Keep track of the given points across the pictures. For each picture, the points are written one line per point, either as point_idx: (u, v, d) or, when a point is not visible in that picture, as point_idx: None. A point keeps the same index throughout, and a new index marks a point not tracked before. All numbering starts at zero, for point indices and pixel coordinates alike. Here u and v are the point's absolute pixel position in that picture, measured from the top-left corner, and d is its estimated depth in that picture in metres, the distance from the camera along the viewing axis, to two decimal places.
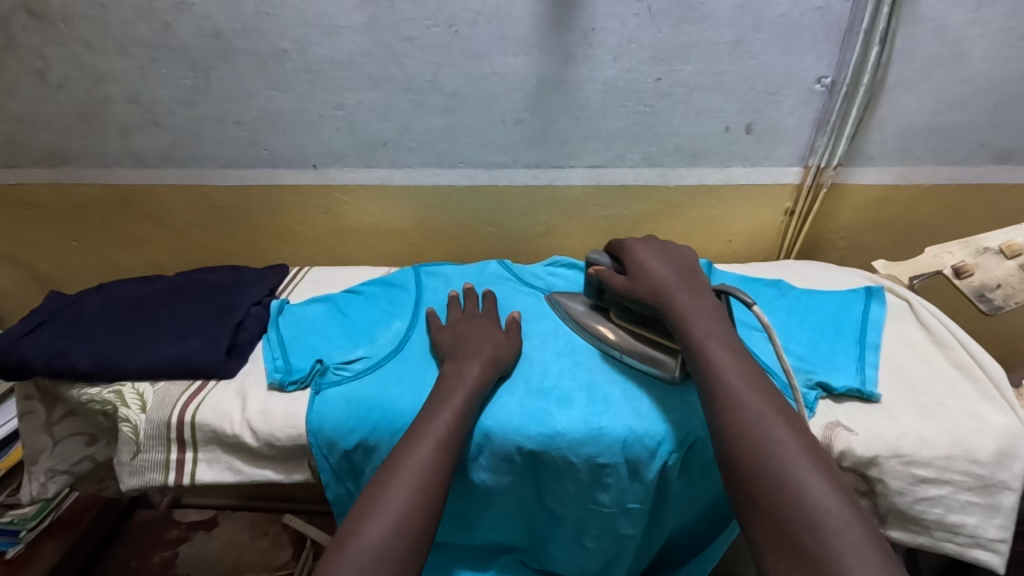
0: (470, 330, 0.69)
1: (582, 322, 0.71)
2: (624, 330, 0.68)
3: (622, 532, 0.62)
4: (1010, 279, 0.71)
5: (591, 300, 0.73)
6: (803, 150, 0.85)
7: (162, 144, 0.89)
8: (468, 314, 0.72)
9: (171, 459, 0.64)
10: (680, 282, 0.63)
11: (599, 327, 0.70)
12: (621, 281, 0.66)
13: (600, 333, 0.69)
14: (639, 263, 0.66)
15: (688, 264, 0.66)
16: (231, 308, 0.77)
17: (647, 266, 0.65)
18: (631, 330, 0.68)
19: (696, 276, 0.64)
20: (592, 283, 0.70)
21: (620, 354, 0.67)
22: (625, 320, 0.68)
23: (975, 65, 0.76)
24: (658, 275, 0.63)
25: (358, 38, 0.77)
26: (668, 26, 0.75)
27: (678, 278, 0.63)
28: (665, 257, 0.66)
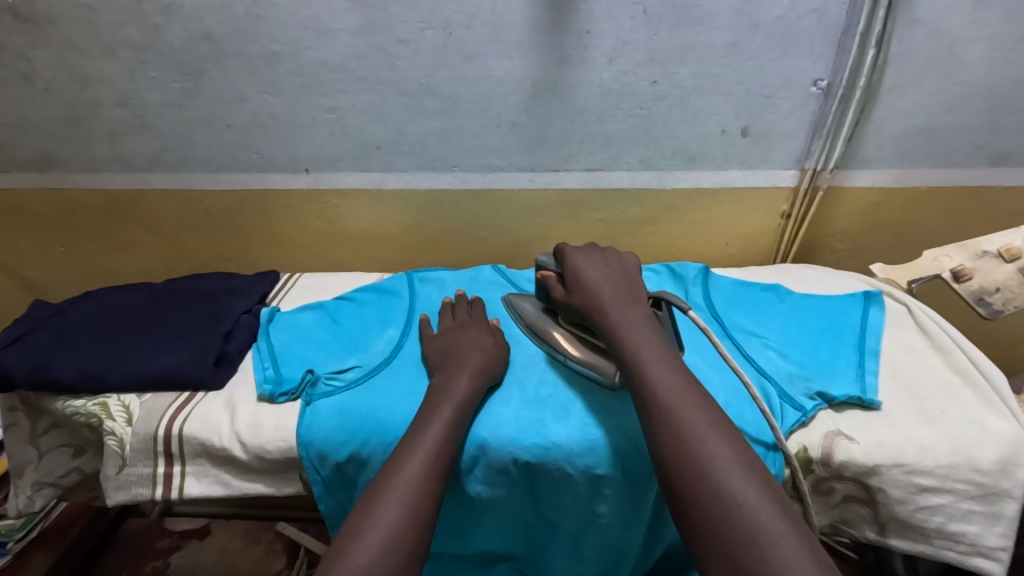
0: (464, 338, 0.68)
1: (532, 326, 0.71)
2: (569, 334, 0.68)
3: (620, 543, 0.61)
4: (1009, 283, 0.71)
5: (543, 304, 0.73)
6: (800, 153, 0.85)
7: (152, 148, 0.87)
8: (458, 321, 0.71)
9: (158, 473, 0.63)
10: (612, 291, 0.63)
11: (546, 331, 0.69)
12: (561, 292, 0.67)
13: (548, 335, 0.69)
14: (575, 271, 0.66)
15: (625, 273, 0.67)
16: (219, 317, 0.75)
17: (582, 274, 0.65)
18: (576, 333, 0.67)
19: (631, 284, 0.65)
20: (540, 287, 0.71)
21: (562, 357, 0.66)
22: (571, 323, 0.68)
23: (973, 67, 0.75)
24: (592, 283, 0.64)
25: (351, 41, 0.76)
26: (664, 29, 0.74)
27: (610, 286, 0.64)
28: (602, 266, 0.67)
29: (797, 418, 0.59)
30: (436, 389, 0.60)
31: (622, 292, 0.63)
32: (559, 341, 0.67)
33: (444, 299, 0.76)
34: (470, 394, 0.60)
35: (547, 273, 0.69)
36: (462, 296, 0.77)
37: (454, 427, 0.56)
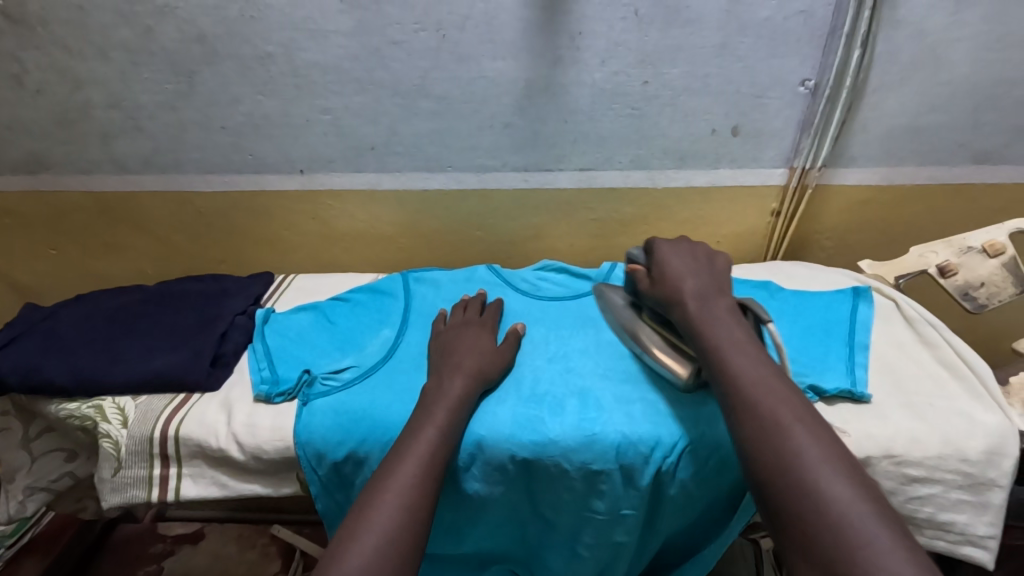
0: (461, 336, 0.68)
1: (620, 319, 0.70)
2: (654, 330, 0.66)
3: (616, 539, 0.62)
4: (993, 278, 0.73)
5: (632, 297, 0.71)
6: (789, 151, 0.86)
7: (145, 149, 0.87)
8: (466, 318, 0.72)
9: (155, 475, 0.63)
10: (698, 286, 0.61)
11: (631, 325, 0.69)
12: (646, 286, 0.66)
13: (632, 331, 0.68)
14: (660, 268, 0.65)
15: (714, 271, 0.65)
16: (215, 318, 0.75)
17: (666, 270, 0.64)
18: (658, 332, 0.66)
19: (720, 280, 0.63)
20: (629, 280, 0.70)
21: (644, 353, 0.66)
22: (655, 321, 0.66)
23: (956, 67, 0.77)
24: (678, 278, 0.63)
25: (346, 42, 0.76)
26: (655, 30, 0.75)
27: (696, 280, 0.62)
28: (689, 260, 0.65)
29: None
30: (435, 390, 0.60)
31: (707, 289, 0.62)
32: (641, 336, 0.67)
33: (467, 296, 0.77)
34: (468, 393, 0.60)
35: (637, 268, 0.68)
36: (483, 295, 0.77)
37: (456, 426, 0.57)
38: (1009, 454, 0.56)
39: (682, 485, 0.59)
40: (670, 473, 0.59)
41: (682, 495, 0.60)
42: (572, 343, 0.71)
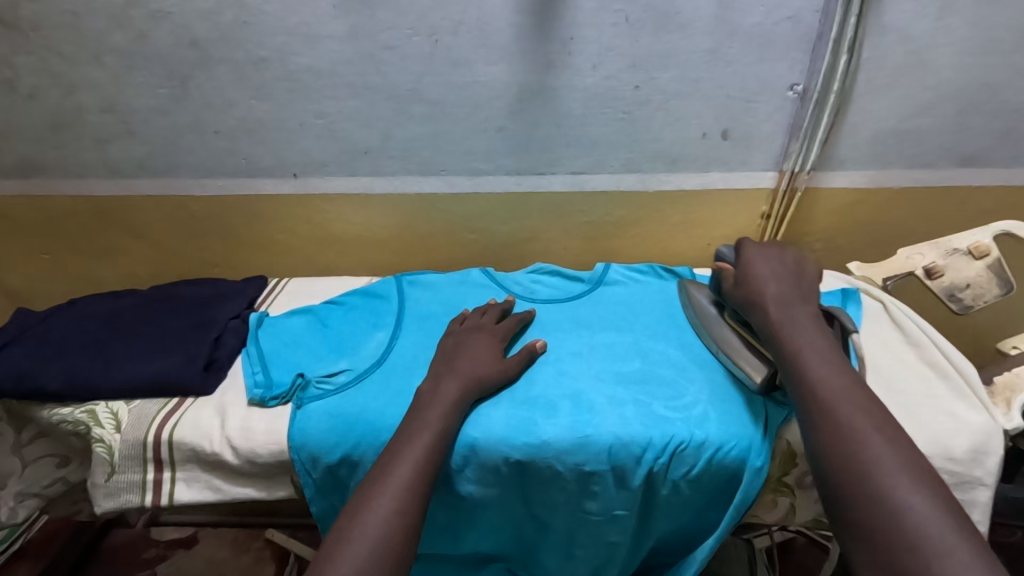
0: (457, 340, 0.69)
1: (700, 317, 0.73)
2: (733, 330, 0.69)
3: (610, 539, 0.62)
4: (978, 279, 0.74)
5: (717, 297, 0.74)
6: (779, 155, 0.87)
7: (138, 154, 0.87)
8: (481, 324, 0.72)
9: (148, 480, 0.63)
10: (782, 291, 0.64)
11: (711, 324, 0.71)
12: (730, 286, 0.69)
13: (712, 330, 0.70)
14: (745, 268, 0.68)
15: (800, 274, 0.67)
16: (209, 322, 0.75)
17: (752, 271, 0.67)
18: (740, 331, 0.68)
19: (806, 288, 0.65)
20: (716, 279, 0.72)
21: (719, 351, 0.68)
22: (737, 320, 0.69)
23: (942, 72, 0.78)
24: (766, 284, 0.65)
25: (339, 47, 0.77)
26: (646, 35, 0.76)
27: (784, 286, 0.64)
28: (776, 264, 0.67)
29: (781, 414, 0.61)
30: (428, 394, 0.61)
31: (790, 294, 0.64)
32: (719, 335, 0.69)
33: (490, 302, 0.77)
34: (462, 397, 0.61)
35: (724, 266, 0.71)
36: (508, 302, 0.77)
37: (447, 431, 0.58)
38: (993, 453, 0.57)
39: (674, 485, 0.60)
40: (662, 474, 0.59)
41: (675, 496, 0.60)
42: (566, 346, 0.72)
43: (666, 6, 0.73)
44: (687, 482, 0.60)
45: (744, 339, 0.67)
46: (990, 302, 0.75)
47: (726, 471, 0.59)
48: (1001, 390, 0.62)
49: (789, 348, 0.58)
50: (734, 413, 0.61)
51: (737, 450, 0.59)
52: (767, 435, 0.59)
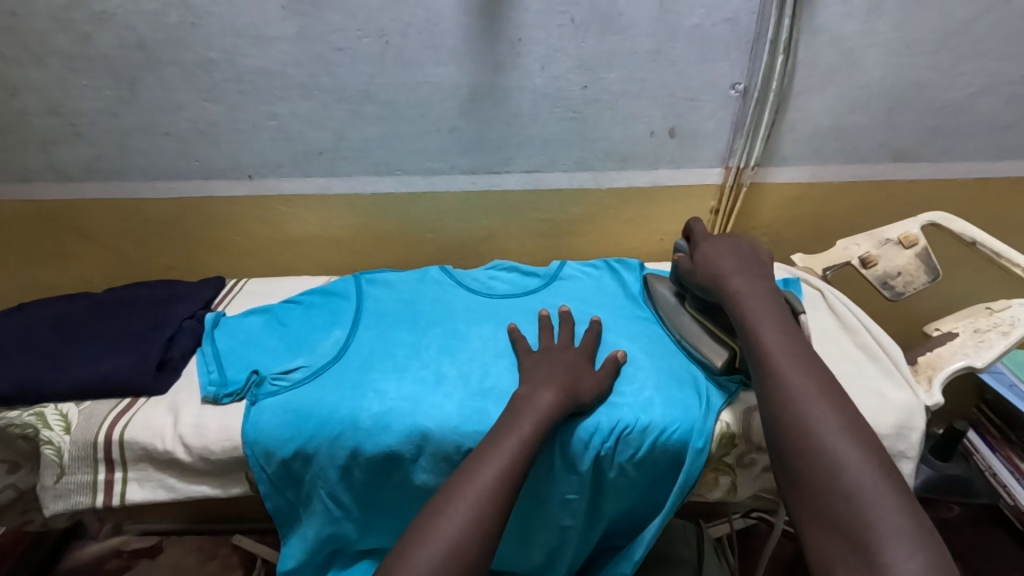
0: (535, 361, 0.67)
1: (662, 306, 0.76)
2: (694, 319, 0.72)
3: (562, 524, 0.64)
4: (908, 267, 0.77)
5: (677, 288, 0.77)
6: (724, 151, 0.90)
7: (87, 157, 0.86)
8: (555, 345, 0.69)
9: (99, 480, 0.63)
10: (734, 266, 0.68)
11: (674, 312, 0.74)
12: (687, 271, 0.72)
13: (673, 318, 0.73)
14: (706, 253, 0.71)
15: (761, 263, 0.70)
16: (162, 323, 0.75)
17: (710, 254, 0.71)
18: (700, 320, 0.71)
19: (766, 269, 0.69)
20: (675, 269, 0.75)
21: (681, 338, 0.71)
22: (698, 308, 0.72)
23: (872, 72, 0.82)
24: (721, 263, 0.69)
25: (290, 48, 0.78)
26: (591, 37, 0.78)
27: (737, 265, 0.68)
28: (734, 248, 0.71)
29: (720, 399, 0.64)
30: (523, 401, 0.59)
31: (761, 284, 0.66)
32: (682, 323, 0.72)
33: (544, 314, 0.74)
34: (554, 405, 0.59)
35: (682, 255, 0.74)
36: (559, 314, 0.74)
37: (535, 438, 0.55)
38: (917, 428, 0.61)
39: (621, 468, 0.62)
40: (609, 457, 0.61)
41: (622, 478, 0.63)
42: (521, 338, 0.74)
43: (609, 8, 0.76)
44: (634, 465, 0.62)
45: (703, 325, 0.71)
46: (919, 290, 0.77)
47: (669, 453, 0.62)
48: (924, 368, 0.66)
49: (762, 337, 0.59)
50: (676, 397, 0.64)
51: (679, 433, 0.61)
52: (706, 417, 0.62)
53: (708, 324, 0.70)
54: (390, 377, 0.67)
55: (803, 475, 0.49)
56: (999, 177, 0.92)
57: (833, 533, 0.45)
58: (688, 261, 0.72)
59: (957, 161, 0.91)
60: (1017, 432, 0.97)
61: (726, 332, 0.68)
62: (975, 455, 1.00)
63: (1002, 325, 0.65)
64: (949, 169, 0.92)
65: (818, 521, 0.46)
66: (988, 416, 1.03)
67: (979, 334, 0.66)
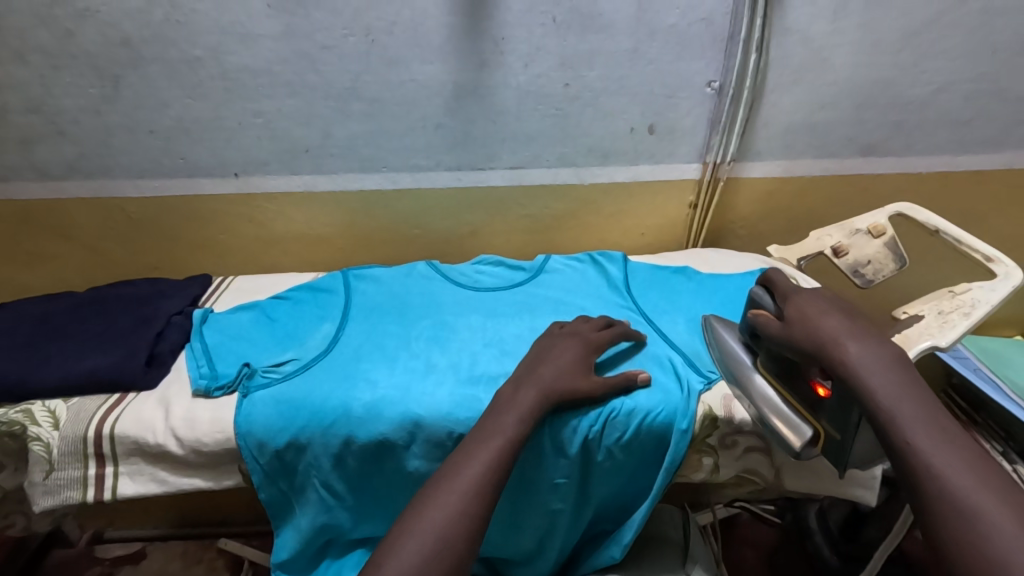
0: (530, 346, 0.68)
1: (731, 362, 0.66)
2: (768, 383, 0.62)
3: (553, 507, 0.66)
4: (877, 256, 0.81)
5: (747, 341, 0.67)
6: (701, 147, 0.93)
7: (69, 155, 0.86)
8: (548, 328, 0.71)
9: (90, 475, 0.63)
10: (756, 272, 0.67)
11: (743, 371, 0.64)
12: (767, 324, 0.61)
13: (743, 380, 0.64)
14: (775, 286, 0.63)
15: None
16: (150, 319, 0.75)
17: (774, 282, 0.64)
18: (776, 386, 0.61)
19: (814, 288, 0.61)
20: (749, 322, 0.64)
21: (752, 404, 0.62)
22: (774, 374, 0.62)
23: (839, 70, 0.86)
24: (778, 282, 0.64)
25: (275, 46, 0.78)
26: (572, 35, 0.81)
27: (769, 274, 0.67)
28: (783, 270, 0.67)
29: (701, 382, 0.67)
30: (515, 386, 0.61)
31: None
32: (755, 387, 0.62)
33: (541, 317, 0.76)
34: (545, 391, 0.60)
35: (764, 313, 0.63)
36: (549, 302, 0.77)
37: (523, 419, 0.57)
38: None
39: (608, 451, 0.64)
40: (597, 440, 0.63)
41: (609, 461, 0.65)
42: (508, 329, 0.76)
43: (588, 8, 0.79)
44: (620, 447, 0.64)
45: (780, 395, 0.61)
46: (888, 277, 0.80)
47: (654, 435, 0.64)
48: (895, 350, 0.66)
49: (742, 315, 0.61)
50: (658, 382, 0.66)
51: (663, 415, 0.63)
52: (689, 399, 0.64)
53: (785, 393, 0.60)
54: (380, 367, 0.68)
55: None
56: (959, 171, 0.97)
57: None
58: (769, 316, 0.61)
59: (921, 155, 0.95)
60: (980, 413, 1.03)
61: (807, 409, 0.58)
62: None
63: (963, 306, 0.68)
64: (913, 164, 0.96)
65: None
66: (955, 399, 1.08)
67: (943, 315, 0.68)
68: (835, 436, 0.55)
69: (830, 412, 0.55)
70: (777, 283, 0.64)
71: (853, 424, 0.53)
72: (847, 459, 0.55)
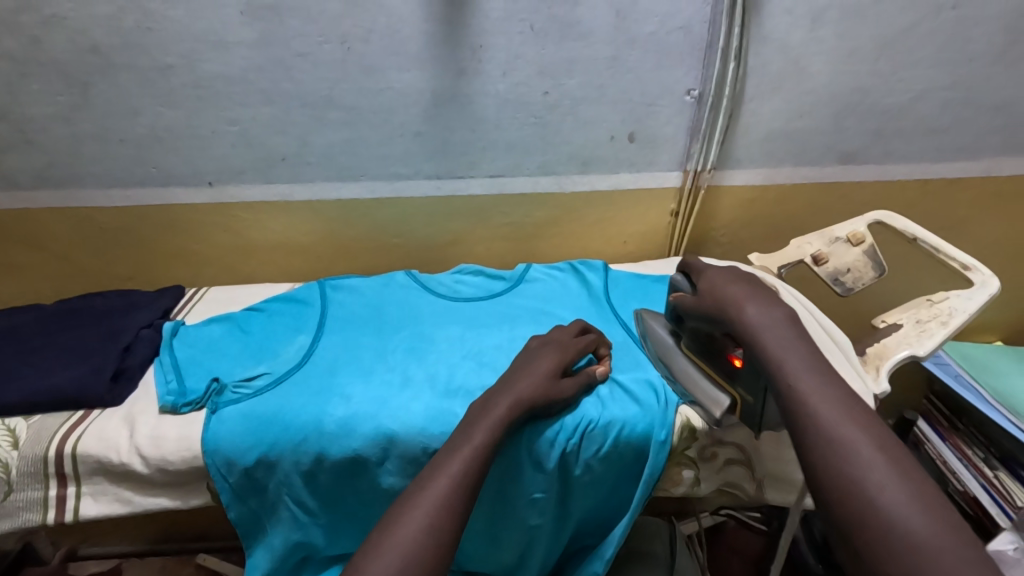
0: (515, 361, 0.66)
1: (662, 347, 0.69)
2: (693, 363, 0.65)
3: (531, 522, 0.65)
4: (857, 264, 0.81)
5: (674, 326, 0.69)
6: (682, 155, 0.92)
7: (38, 164, 0.84)
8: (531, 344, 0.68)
9: (50, 496, 0.61)
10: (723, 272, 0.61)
11: (673, 355, 0.67)
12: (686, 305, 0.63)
13: (671, 361, 0.67)
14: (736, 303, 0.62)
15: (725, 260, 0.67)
16: (118, 332, 0.73)
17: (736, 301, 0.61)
18: (699, 364, 0.64)
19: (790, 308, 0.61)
20: (672, 308, 0.66)
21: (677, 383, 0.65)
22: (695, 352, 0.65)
23: (817, 79, 0.86)
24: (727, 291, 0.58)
25: (249, 53, 0.77)
26: (551, 43, 0.80)
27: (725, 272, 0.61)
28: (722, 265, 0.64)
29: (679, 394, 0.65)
30: (490, 398, 0.59)
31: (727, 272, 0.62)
32: (679, 368, 0.66)
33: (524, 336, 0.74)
34: (522, 406, 0.59)
35: (680, 295, 0.64)
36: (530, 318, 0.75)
37: (498, 436, 0.55)
38: None
39: (587, 464, 0.63)
40: (574, 454, 0.62)
41: (588, 474, 0.64)
42: (487, 340, 0.74)
43: (567, 16, 0.78)
44: (599, 461, 0.63)
45: (703, 372, 0.64)
46: (868, 285, 0.81)
47: (633, 447, 0.63)
48: (872, 359, 0.67)
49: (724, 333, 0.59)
50: (636, 394, 0.65)
51: (641, 427, 0.62)
52: (667, 410, 0.64)
53: (706, 369, 0.63)
54: (355, 381, 0.67)
55: None
56: (938, 178, 0.97)
57: None
58: (685, 300, 0.63)
59: (899, 163, 0.96)
60: (962, 419, 1.03)
61: (726, 379, 0.60)
62: (927, 444, 1.06)
63: (941, 315, 0.68)
64: (892, 171, 0.96)
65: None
66: (936, 404, 1.09)
67: (921, 324, 0.69)
68: (749, 401, 0.57)
69: (744, 378, 0.57)
70: (692, 267, 0.65)
71: (760, 386, 0.54)
72: (762, 423, 0.57)
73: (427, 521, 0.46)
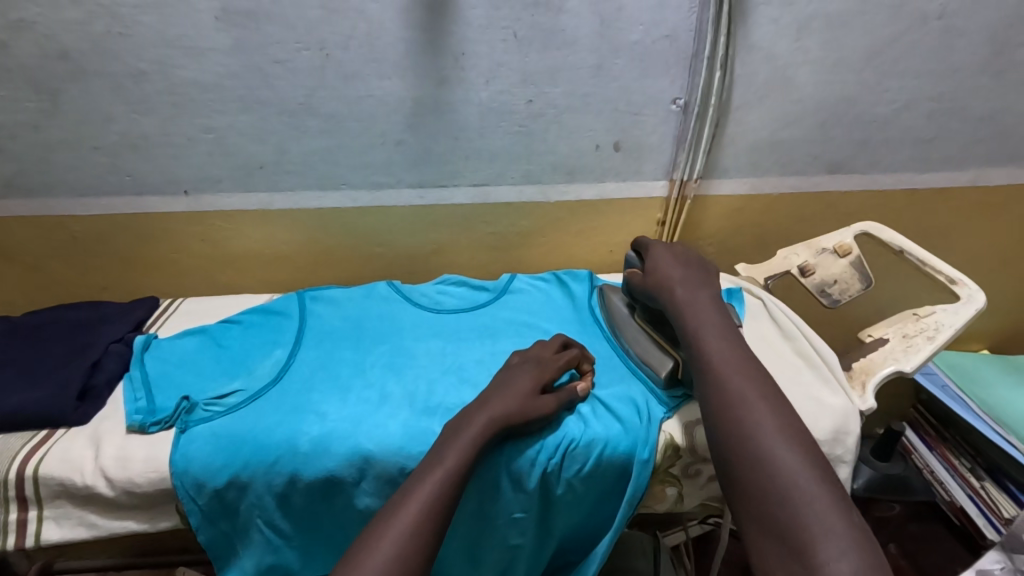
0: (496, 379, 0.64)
1: (614, 316, 0.76)
2: (643, 331, 0.73)
3: (512, 542, 0.63)
4: (843, 275, 0.80)
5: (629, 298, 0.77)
6: (668, 165, 0.91)
7: (7, 171, 0.81)
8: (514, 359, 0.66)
9: (11, 520, 0.60)
10: (683, 276, 0.67)
11: (624, 322, 0.75)
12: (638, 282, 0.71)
13: (623, 328, 0.74)
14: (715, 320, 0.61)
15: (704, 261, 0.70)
16: (86, 347, 0.70)
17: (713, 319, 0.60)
18: (648, 330, 0.72)
19: None
20: (626, 281, 0.75)
21: (627, 347, 0.72)
22: (645, 319, 0.73)
23: (803, 88, 0.86)
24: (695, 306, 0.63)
25: (225, 60, 0.75)
26: (534, 51, 0.79)
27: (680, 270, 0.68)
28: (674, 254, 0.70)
29: (662, 411, 0.64)
30: (468, 418, 0.58)
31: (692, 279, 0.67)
32: (630, 334, 0.73)
33: (507, 351, 0.73)
34: (498, 426, 0.57)
35: (632, 270, 0.74)
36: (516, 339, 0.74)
37: (473, 458, 0.54)
38: (852, 432, 0.62)
39: (568, 484, 0.61)
40: (556, 473, 0.61)
41: (570, 494, 0.62)
42: (468, 354, 0.73)
43: (550, 24, 0.77)
44: (581, 480, 0.62)
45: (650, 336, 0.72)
46: (855, 297, 0.80)
47: (615, 466, 0.61)
48: (858, 374, 0.67)
49: (705, 352, 0.58)
50: (618, 411, 0.64)
51: (624, 446, 0.61)
52: (649, 428, 0.62)
53: (654, 335, 0.71)
54: (331, 398, 0.65)
55: (744, 481, 0.48)
56: (924, 188, 0.97)
57: (773, 542, 0.44)
58: (638, 276, 0.71)
59: (886, 173, 0.95)
60: (950, 429, 1.03)
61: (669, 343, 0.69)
62: (914, 453, 1.05)
63: (928, 330, 0.67)
64: (879, 181, 0.96)
65: (748, 517, 0.46)
66: (924, 415, 1.09)
67: (908, 339, 0.68)
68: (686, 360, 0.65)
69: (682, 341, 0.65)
70: (642, 246, 0.74)
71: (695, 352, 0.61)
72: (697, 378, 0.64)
73: (394, 550, 0.44)
